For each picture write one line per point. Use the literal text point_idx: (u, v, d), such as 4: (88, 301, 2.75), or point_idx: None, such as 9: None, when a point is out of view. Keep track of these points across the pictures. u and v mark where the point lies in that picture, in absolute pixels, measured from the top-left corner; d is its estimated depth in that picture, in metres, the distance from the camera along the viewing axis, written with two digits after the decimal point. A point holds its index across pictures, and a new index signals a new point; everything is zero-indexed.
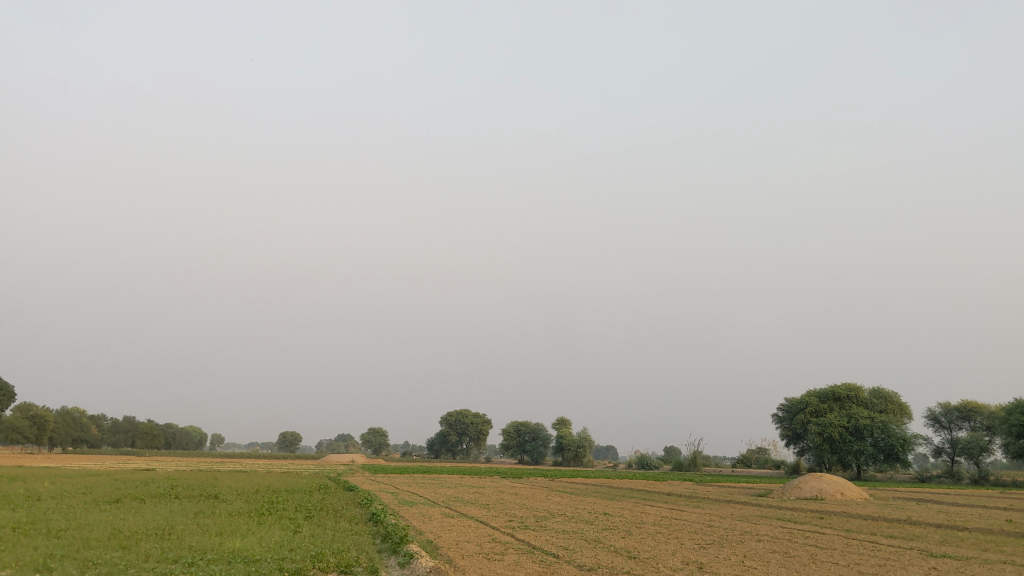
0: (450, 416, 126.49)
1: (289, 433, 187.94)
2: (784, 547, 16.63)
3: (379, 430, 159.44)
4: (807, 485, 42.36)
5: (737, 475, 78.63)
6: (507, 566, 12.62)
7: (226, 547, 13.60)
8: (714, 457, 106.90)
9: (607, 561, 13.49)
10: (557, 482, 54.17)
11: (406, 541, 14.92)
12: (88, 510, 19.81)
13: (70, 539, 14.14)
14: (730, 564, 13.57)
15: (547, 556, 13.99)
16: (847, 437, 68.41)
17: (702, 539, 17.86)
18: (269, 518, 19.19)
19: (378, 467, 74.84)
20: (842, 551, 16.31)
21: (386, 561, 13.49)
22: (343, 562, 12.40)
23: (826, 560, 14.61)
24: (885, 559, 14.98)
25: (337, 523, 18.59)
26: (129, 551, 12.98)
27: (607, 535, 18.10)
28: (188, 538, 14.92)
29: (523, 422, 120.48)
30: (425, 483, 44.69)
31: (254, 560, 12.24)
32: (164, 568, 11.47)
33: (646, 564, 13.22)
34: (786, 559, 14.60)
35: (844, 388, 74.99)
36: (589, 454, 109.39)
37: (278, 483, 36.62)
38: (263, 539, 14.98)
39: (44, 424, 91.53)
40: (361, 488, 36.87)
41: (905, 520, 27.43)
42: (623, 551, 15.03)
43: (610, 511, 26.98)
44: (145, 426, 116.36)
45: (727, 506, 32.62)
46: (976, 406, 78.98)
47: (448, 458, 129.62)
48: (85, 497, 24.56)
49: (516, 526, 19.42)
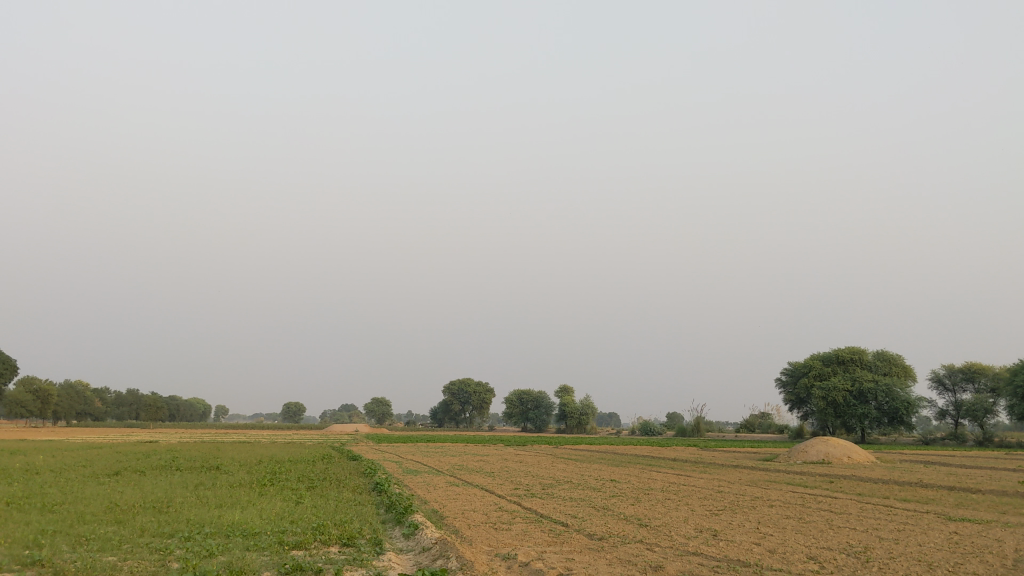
0: (453, 385, 126.63)
1: (293, 404, 188.05)
2: (798, 513, 16.15)
3: (383, 400, 159.97)
4: (813, 449, 42.00)
5: (742, 440, 78.64)
6: (515, 536, 12.12)
7: (224, 521, 13.14)
8: (718, 421, 107.05)
9: (618, 529, 13.01)
10: (562, 450, 53.83)
11: (410, 512, 14.52)
12: (86, 483, 19.51)
13: (63, 514, 13.67)
14: (745, 531, 13.05)
15: (556, 525, 13.51)
16: (850, 401, 68.13)
17: (714, 505, 17.40)
18: (271, 489, 18.87)
19: (381, 436, 74.98)
20: (857, 516, 15.86)
21: (390, 532, 13.07)
22: (346, 533, 11.93)
23: (843, 526, 14.13)
24: (903, 524, 14.51)
25: (339, 494, 18.20)
26: (124, 526, 12.51)
27: (616, 502, 17.72)
28: (187, 511, 14.47)
29: (526, 390, 120.85)
30: (429, 453, 44.47)
31: (253, 534, 11.75)
32: (159, 543, 10.97)
33: (658, 532, 12.72)
34: (802, 525, 14.09)
35: (848, 351, 74.66)
36: (592, 422, 109.48)
37: (281, 454, 36.40)
38: (264, 511, 14.55)
39: (47, 398, 91.27)
40: (364, 458, 36.79)
41: (916, 483, 26.97)
42: (633, 519, 14.56)
43: (616, 478, 26.60)
44: (149, 399, 116.63)
45: (733, 471, 32.20)
46: (980, 367, 78.65)
47: (452, 428, 129.97)
48: (85, 470, 24.22)
49: (522, 494, 19.08)
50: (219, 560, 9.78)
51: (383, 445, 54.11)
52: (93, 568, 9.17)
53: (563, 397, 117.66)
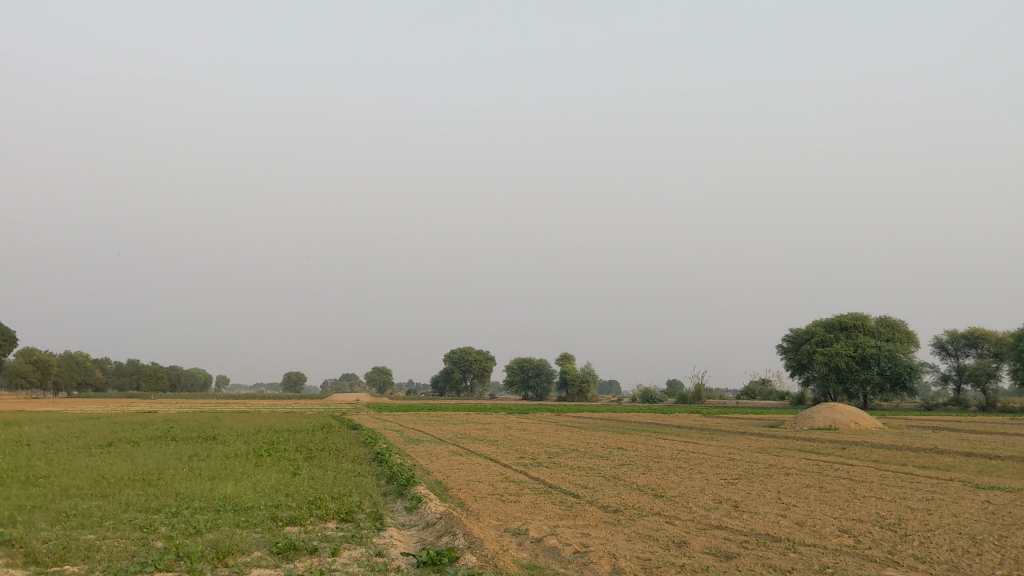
0: (453, 353, 126.15)
1: (294, 373, 188.02)
2: (818, 482, 15.45)
3: (384, 369, 159.98)
4: (820, 416, 41.38)
5: (744, 406, 78.18)
6: (524, 509, 11.38)
7: (216, 494, 12.42)
8: (719, 388, 106.71)
9: (633, 501, 12.29)
10: (563, 417, 53.27)
11: (413, 483, 13.82)
12: (75, 455, 18.81)
13: (46, 488, 12.97)
14: (767, 503, 12.29)
15: (567, 497, 12.80)
16: (853, 366, 67.47)
17: (728, 474, 16.71)
18: (267, 460, 18.19)
19: (381, 405, 74.80)
20: (880, 484, 15.15)
21: (391, 506, 12.35)
22: (343, 508, 11.19)
23: (869, 495, 13.38)
24: (930, 493, 13.76)
25: (339, 465, 17.54)
26: (109, 501, 11.77)
27: (626, 471, 17.03)
28: (177, 484, 13.79)
29: (526, 357, 120.30)
30: (430, 421, 43.89)
31: (245, 509, 11.00)
32: (143, 519, 10.19)
33: (675, 504, 12.01)
34: (826, 495, 13.32)
35: (851, 317, 73.96)
36: (593, 389, 109.15)
37: (280, 423, 35.82)
38: (259, 483, 13.88)
39: (47, 368, 90.65)
40: (364, 427, 35.97)
41: (930, 449, 26.29)
42: (648, 489, 13.82)
43: (622, 446, 25.97)
44: (149, 369, 116.45)
45: (741, 437, 31.63)
46: (983, 332, 78.08)
47: (452, 396, 129.70)
48: (76, 441, 23.54)
49: (529, 463, 18.46)
50: (207, 538, 9.03)
51: (384, 414, 53.45)
52: (67, 549, 8.36)
53: (563, 364, 117.30)
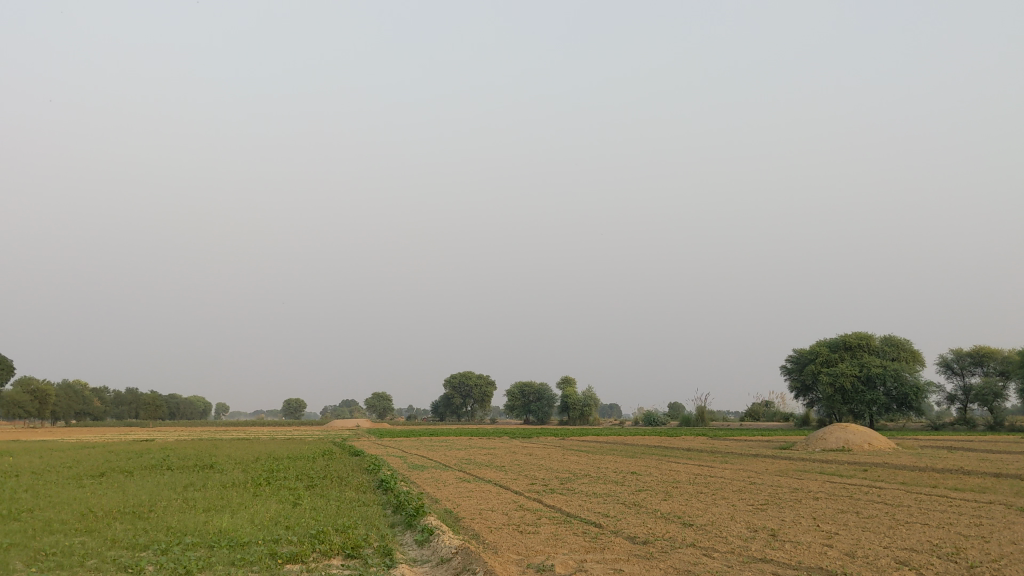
0: (453, 378, 125.15)
1: (294, 400, 186.53)
2: (852, 507, 14.47)
3: (384, 395, 158.51)
4: (832, 436, 40.34)
5: (748, 429, 77.00)
6: (547, 542, 10.44)
7: (213, 528, 11.51)
8: (722, 412, 105.39)
9: (662, 530, 11.40)
10: (568, 441, 52.13)
11: (423, 513, 12.89)
12: (64, 486, 17.88)
13: (28, 523, 12.09)
14: (807, 531, 11.43)
15: (588, 527, 11.91)
16: (859, 386, 66.45)
17: (755, 499, 15.75)
18: (266, 490, 17.20)
19: (382, 431, 73.67)
20: (920, 509, 14.18)
21: (401, 539, 11.46)
22: (350, 542, 10.29)
23: (914, 521, 12.43)
24: (977, 518, 12.80)
25: (342, 493, 16.64)
26: (93, 537, 10.86)
27: (646, 498, 16.07)
28: (170, 517, 12.85)
29: (527, 382, 118.97)
30: (432, 447, 42.96)
31: (242, 545, 10.11)
32: (129, 558, 9.27)
33: (709, 534, 11.09)
34: (866, 522, 12.39)
35: (855, 336, 72.98)
36: (595, 412, 108.12)
37: (280, 451, 34.81)
38: (256, 515, 12.97)
39: (45, 399, 89.46)
40: (368, 454, 34.94)
41: (955, 471, 25.32)
42: (674, 518, 12.90)
43: (636, 470, 24.94)
44: (147, 398, 115.14)
45: (755, 460, 30.55)
46: (989, 351, 76.95)
47: (452, 422, 128.40)
48: (67, 471, 22.57)
49: (541, 490, 17.52)
50: None
51: (385, 440, 52.36)
52: None
53: (564, 388, 116.19)
